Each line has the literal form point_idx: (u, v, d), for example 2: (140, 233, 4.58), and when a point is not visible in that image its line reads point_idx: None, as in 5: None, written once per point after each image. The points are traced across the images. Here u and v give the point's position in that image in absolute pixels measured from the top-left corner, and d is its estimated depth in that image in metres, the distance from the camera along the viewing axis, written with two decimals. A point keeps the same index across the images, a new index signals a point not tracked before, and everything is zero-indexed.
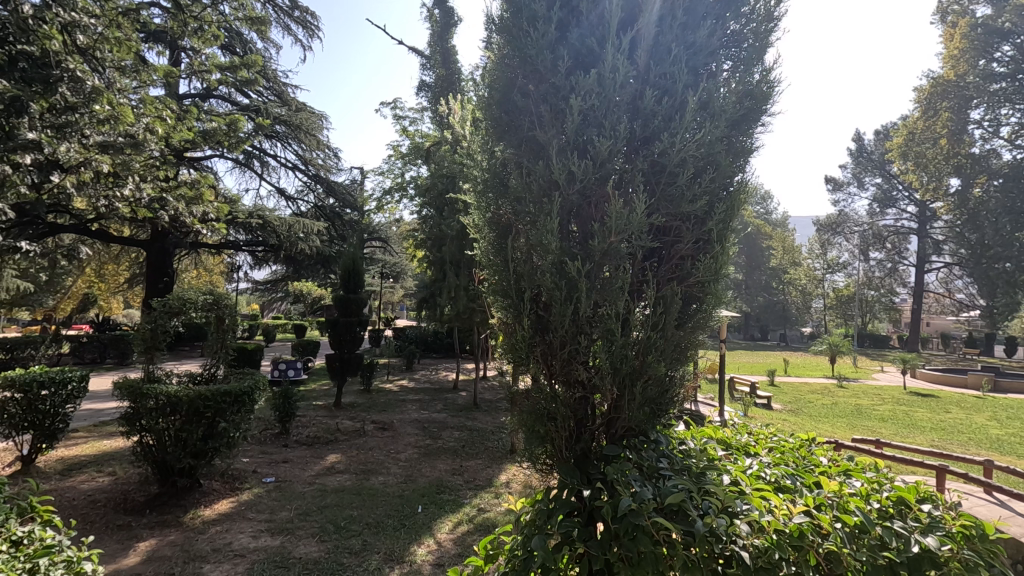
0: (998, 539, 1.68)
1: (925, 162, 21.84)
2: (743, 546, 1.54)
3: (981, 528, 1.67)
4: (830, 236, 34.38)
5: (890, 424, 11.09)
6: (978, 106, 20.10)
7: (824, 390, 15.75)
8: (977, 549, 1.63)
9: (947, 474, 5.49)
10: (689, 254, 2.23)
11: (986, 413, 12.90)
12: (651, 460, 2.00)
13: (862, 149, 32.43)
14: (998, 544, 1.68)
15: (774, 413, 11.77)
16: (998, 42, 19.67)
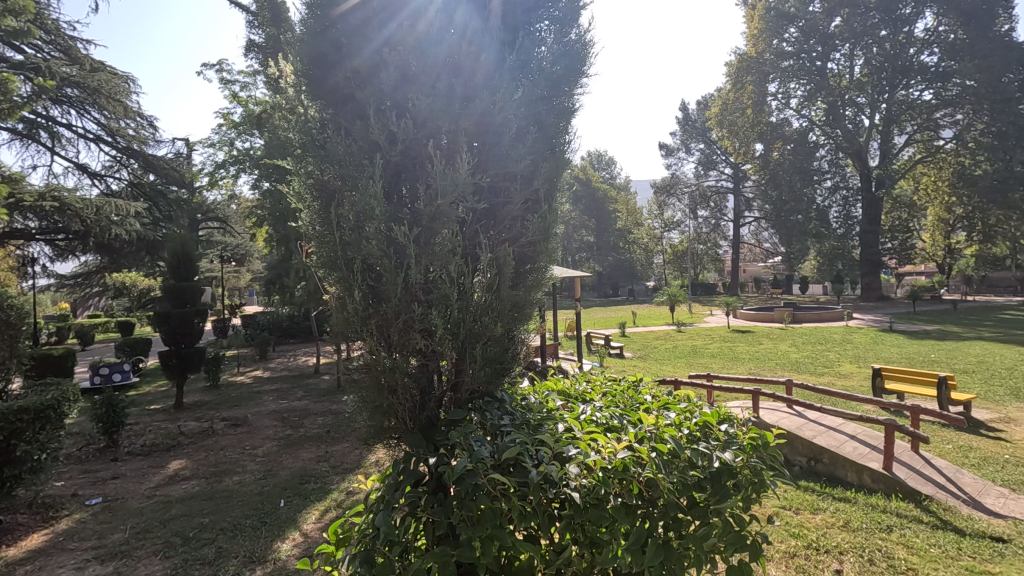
0: (779, 445, 2.00)
1: (736, 129, 24.98)
2: (574, 487, 1.64)
3: (764, 439, 1.94)
4: (665, 198, 38.07)
5: (718, 359, 12.82)
6: (774, 80, 23.31)
7: (666, 335, 17.68)
8: (762, 455, 1.91)
9: (760, 395, 6.55)
10: (519, 215, 2.27)
11: (788, 341, 15.51)
12: (494, 419, 2.05)
13: (687, 118, 36.35)
14: (778, 449, 2.02)
15: (626, 360, 12.97)
16: (785, 24, 22.94)
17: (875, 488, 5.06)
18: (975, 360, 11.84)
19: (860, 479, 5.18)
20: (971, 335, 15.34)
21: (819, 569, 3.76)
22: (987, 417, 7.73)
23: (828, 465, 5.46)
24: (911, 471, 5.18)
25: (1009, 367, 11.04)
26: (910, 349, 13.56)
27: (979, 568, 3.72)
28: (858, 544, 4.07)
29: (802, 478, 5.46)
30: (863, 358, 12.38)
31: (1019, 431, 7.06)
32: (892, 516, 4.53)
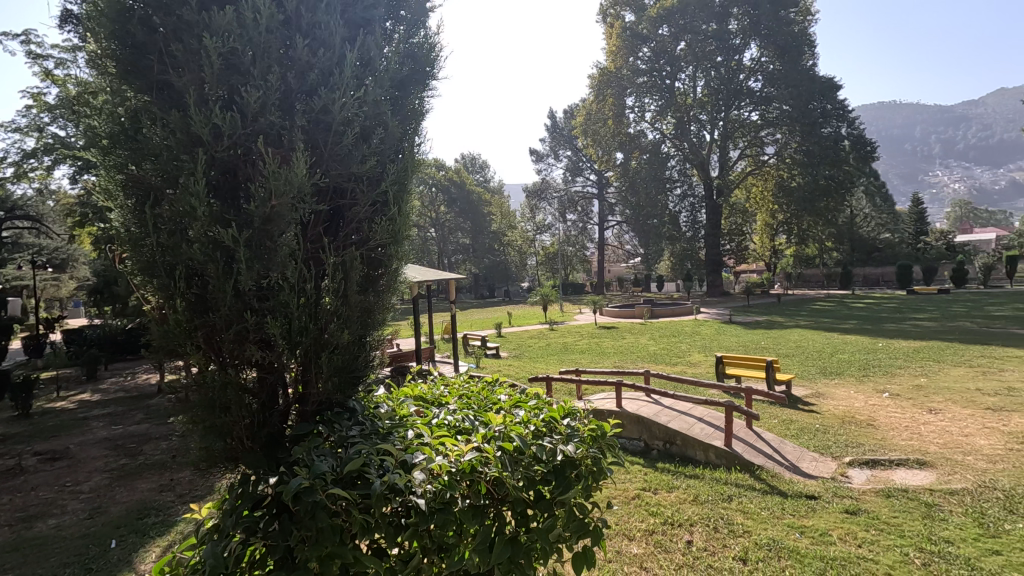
0: (616, 434, 2.16)
1: (599, 138, 26.69)
2: (419, 494, 1.62)
3: (603, 428, 2.07)
4: (536, 202, 39.55)
5: (586, 355, 13.56)
6: (630, 94, 25.48)
7: (539, 334, 18.33)
8: (601, 444, 2.04)
9: (622, 387, 7.00)
10: (366, 218, 2.22)
11: (647, 335, 16.87)
12: (343, 430, 1.96)
13: (555, 125, 38.25)
14: (615, 435, 2.18)
15: (501, 360, 13.24)
16: (639, 44, 25.22)
17: (719, 463, 5.67)
18: (794, 345, 13.81)
19: (706, 457, 5.76)
20: (792, 324, 17.89)
21: (674, 543, 4.14)
22: (803, 393, 9.04)
23: (680, 446, 6.00)
24: (746, 446, 5.89)
25: (818, 349, 13.05)
26: (745, 337, 15.50)
27: (798, 523, 4.34)
28: (705, 515, 4.54)
29: (659, 460, 5.94)
30: (709, 348, 13.86)
31: (826, 403, 8.35)
32: (732, 486, 5.12)
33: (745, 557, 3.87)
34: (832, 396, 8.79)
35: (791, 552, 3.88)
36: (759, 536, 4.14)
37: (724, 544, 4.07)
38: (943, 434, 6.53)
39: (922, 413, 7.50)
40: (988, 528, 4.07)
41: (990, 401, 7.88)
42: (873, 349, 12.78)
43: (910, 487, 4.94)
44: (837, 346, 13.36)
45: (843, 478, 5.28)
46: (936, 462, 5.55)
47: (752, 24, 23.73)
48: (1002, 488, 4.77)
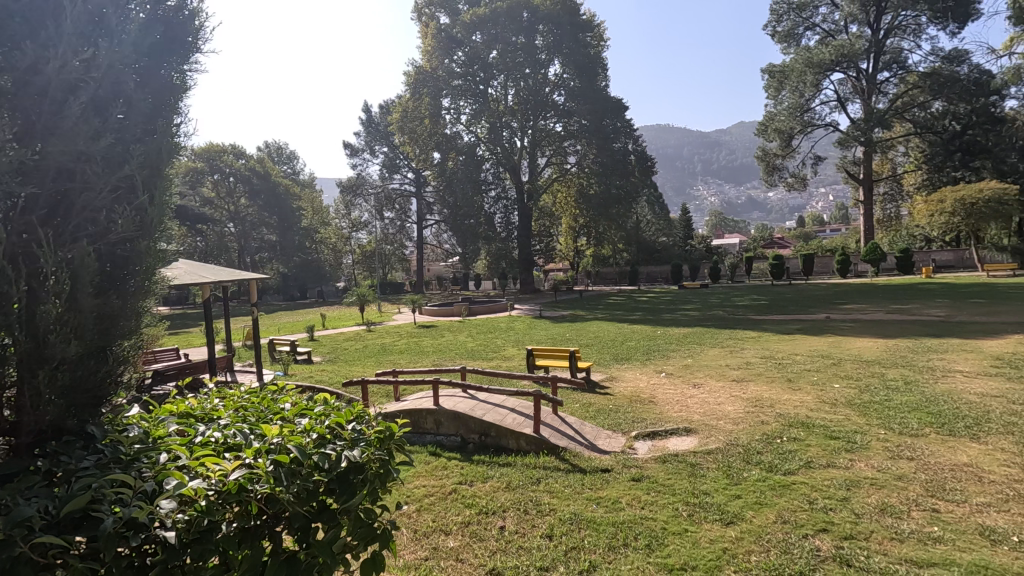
0: (405, 433, 2.16)
1: (416, 137, 26.60)
2: (169, 526, 1.42)
3: (391, 430, 2.05)
4: (351, 198, 37.97)
5: (405, 355, 13.41)
6: (446, 95, 26.16)
7: (355, 336, 17.62)
8: (388, 447, 2.02)
9: (439, 385, 6.98)
10: None
11: (465, 332, 17.32)
12: (71, 462, 1.62)
13: (371, 120, 37.46)
14: (404, 435, 2.18)
15: (312, 365, 12.39)
16: (453, 47, 26.00)
17: (529, 448, 5.98)
18: (593, 336, 15.43)
19: (518, 444, 6.02)
20: (591, 316, 19.97)
21: (487, 530, 4.30)
22: (600, 378, 10.13)
23: (495, 437, 6.18)
24: (553, 430, 6.36)
25: (612, 338, 14.77)
26: (553, 330, 16.85)
27: (595, 495, 4.82)
28: (516, 500, 4.79)
29: (475, 452, 6.09)
30: (521, 342, 14.75)
31: (618, 385, 9.47)
32: (540, 469, 5.49)
33: (550, 533, 4.18)
34: (622, 378, 10.00)
35: (588, 523, 4.29)
36: (562, 512, 4.50)
37: (533, 524, 4.35)
38: (703, 403, 7.86)
39: (688, 388, 8.94)
40: (733, 477, 5.00)
41: (735, 373, 9.74)
42: (653, 335, 14.90)
43: (680, 451, 5.83)
44: (626, 335, 15.28)
45: (630, 450, 6.02)
46: (698, 428, 6.64)
47: (555, 42, 25.79)
48: (742, 444, 5.90)
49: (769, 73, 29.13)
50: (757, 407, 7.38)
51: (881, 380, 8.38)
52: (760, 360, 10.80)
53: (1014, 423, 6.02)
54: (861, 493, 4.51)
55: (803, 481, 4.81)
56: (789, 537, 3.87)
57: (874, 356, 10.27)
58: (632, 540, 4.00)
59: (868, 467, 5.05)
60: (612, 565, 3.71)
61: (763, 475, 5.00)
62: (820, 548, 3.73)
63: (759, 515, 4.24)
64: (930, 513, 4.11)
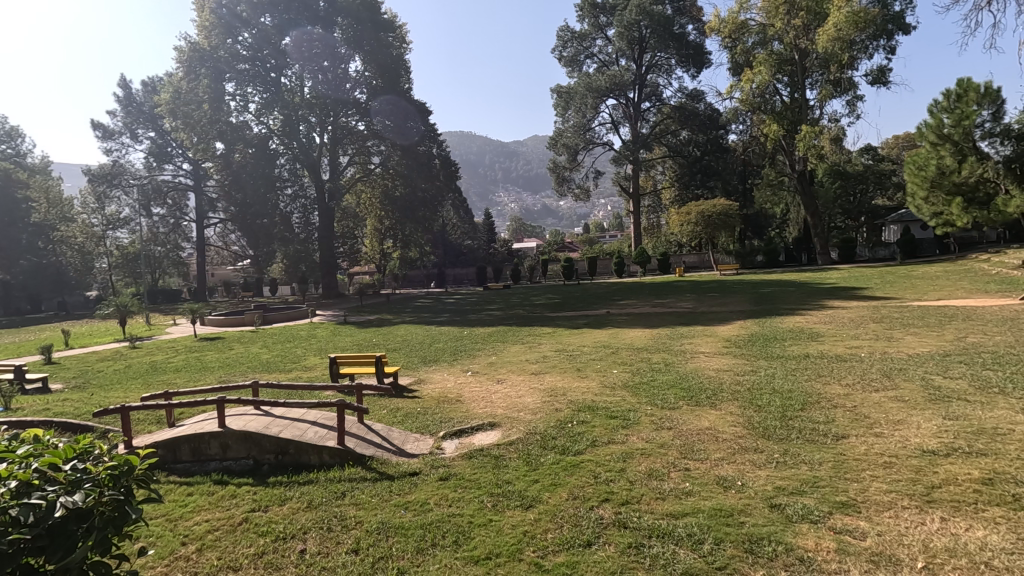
0: (147, 468, 1.89)
1: (191, 123, 23.08)
2: None
3: (128, 462, 1.77)
4: (106, 189, 31.35)
5: (181, 373, 11.61)
6: (230, 79, 23.65)
7: (114, 355, 14.68)
8: (124, 484, 1.74)
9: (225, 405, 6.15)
10: None
11: (258, 343, 15.69)
12: None
13: (131, 98, 31.97)
14: (148, 469, 1.90)
15: (51, 395, 9.98)
16: (238, 27, 23.84)
17: (332, 462, 5.64)
18: (401, 339, 15.28)
19: (320, 459, 5.63)
20: (399, 320, 19.77)
21: (285, 558, 3.93)
22: (409, 381, 10.07)
23: (294, 454, 5.68)
24: (358, 440, 6.08)
25: (420, 341, 14.79)
26: (359, 336, 16.25)
27: (402, 500, 4.74)
28: (318, 518, 4.47)
29: (270, 474, 5.52)
30: (324, 350, 13.90)
31: (427, 387, 9.49)
32: (345, 482, 5.21)
33: (356, 548, 3.99)
34: (431, 380, 10.06)
35: (397, 530, 4.21)
36: (369, 523, 4.34)
37: (337, 541, 4.10)
38: (505, 398, 8.31)
39: (492, 384, 9.40)
40: (531, 463, 5.37)
41: (534, 367, 10.50)
42: (460, 336, 15.29)
43: (484, 446, 6.07)
44: (433, 337, 15.43)
45: (438, 451, 6.05)
46: (502, 421, 7.01)
47: (354, 37, 24.94)
48: (539, 431, 6.38)
49: (557, 93, 32.13)
50: (552, 396, 8.07)
51: (649, 364, 9.85)
52: (555, 352, 11.87)
53: (737, 390, 7.60)
54: (634, 463, 5.21)
55: (589, 459, 5.39)
56: (580, 511, 4.30)
57: (643, 344, 12.04)
58: (441, 539, 4.03)
59: (639, 439, 5.88)
60: (419, 568, 3.70)
61: (556, 458, 5.46)
62: (602, 516, 4.22)
63: (554, 495, 4.62)
64: (683, 472, 4.94)
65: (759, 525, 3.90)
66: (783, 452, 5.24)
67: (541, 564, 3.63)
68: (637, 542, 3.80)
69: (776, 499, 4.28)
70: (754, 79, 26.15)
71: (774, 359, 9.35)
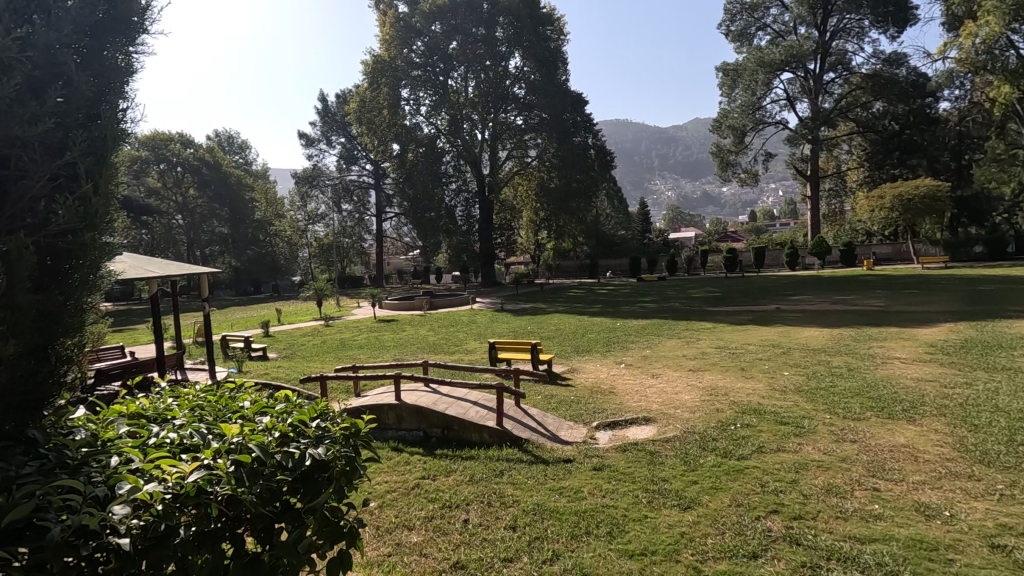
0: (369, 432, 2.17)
1: (375, 128, 26.09)
2: (126, 534, 1.36)
3: (357, 426, 2.06)
4: (308, 189, 36.72)
5: (365, 349, 13.23)
6: (406, 86, 25.96)
7: (313, 331, 17.24)
8: (355, 444, 2.01)
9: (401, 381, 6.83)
10: (43, 195, 1.88)
11: (426, 326, 17.25)
12: (13, 469, 1.51)
13: (327, 109, 36.70)
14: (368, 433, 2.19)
15: (269, 362, 12.08)
16: (413, 37, 25.99)
17: (491, 441, 5.98)
18: (554, 328, 15.61)
19: (481, 437, 6.00)
20: (551, 309, 20.17)
21: (451, 524, 4.28)
22: (563, 369, 10.27)
23: (457, 431, 6.15)
24: (515, 423, 6.35)
25: (573, 331, 14.95)
26: (515, 323, 16.97)
27: (556, 485, 4.87)
28: (480, 492, 4.78)
29: (437, 446, 6.03)
30: (483, 335, 14.76)
31: (579, 377, 9.58)
32: (503, 461, 5.49)
33: (514, 525, 4.19)
34: (583, 370, 10.13)
35: (551, 513, 4.33)
36: (525, 503, 4.52)
37: (497, 516, 4.35)
38: (660, 393, 8.06)
39: (647, 377, 9.16)
40: (689, 463, 5.14)
41: (691, 363, 10.03)
42: (613, 327, 15.16)
43: (638, 440, 5.95)
44: (586, 327, 15.50)
45: (592, 441, 6.09)
46: (657, 417, 6.80)
47: (515, 35, 25.78)
48: (698, 431, 6.07)
49: (722, 71, 29.93)
50: (712, 395, 7.63)
51: (827, 368, 8.78)
52: (715, 349, 11.18)
53: (945, 405, 6.44)
54: (809, 475, 4.72)
55: (756, 465, 5.00)
56: (743, 520, 4.02)
57: (821, 344, 10.79)
58: (594, 529, 4.06)
59: (815, 450, 5.29)
60: (574, 554, 3.75)
61: (718, 461, 5.16)
62: (771, 528, 3.89)
63: (715, 499, 4.38)
64: (871, 491, 4.35)
65: (974, 567, 3.29)
66: (1009, 483, 4.34)
67: (700, 568, 3.48)
68: (812, 561, 3.45)
69: (999, 538, 3.57)
70: (977, 33, 21.53)
71: (997, 371, 7.75)
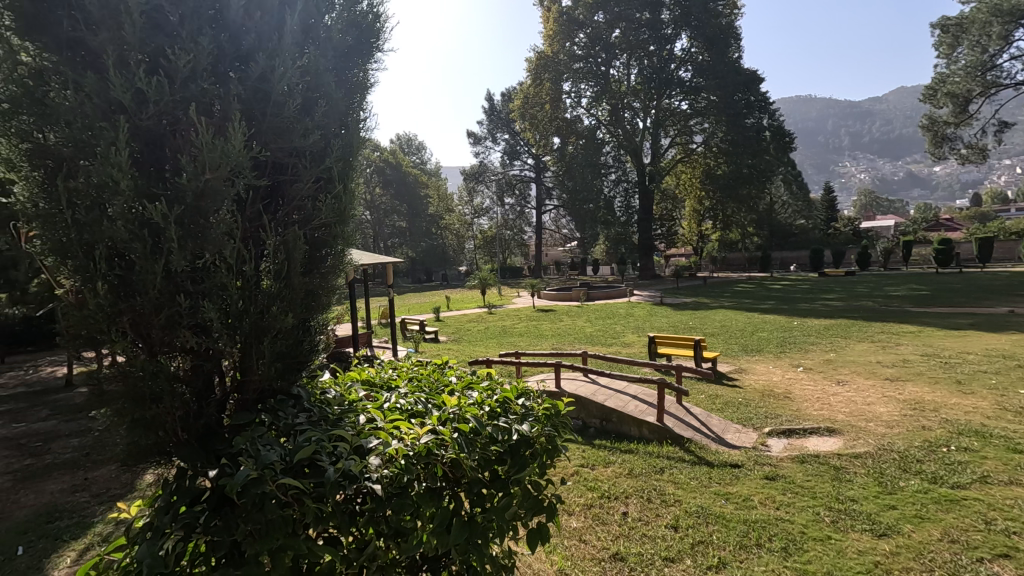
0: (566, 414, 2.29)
1: (537, 123, 27.15)
2: (375, 479, 1.59)
3: (556, 407, 2.18)
4: (474, 184, 39.07)
5: (525, 337, 13.79)
6: (567, 79, 26.18)
7: (478, 318, 18.42)
8: (555, 423, 2.14)
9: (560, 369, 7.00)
10: (310, 194, 2.17)
11: (584, 317, 17.38)
12: (289, 419, 1.87)
13: (493, 108, 38.46)
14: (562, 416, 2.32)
15: (440, 344, 13.22)
16: (575, 30, 26.02)
17: (651, 437, 5.86)
18: (720, 324, 14.65)
19: (640, 432, 5.93)
20: (716, 304, 18.95)
21: (611, 515, 4.27)
22: (730, 369, 9.61)
23: (616, 423, 6.15)
24: (677, 420, 6.13)
25: (741, 328, 13.89)
26: (676, 317, 16.29)
27: (723, 490, 4.59)
28: (639, 487, 4.71)
29: (596, 436, 6.09)
30: (642, 329, 14.43)
31: (749, 378, 8.88)
32: (664, 459, 5.33)
33: (676, 525, 4.04)
34: (754, 371, 9.37)
35: (718, 518, 4.09)
36: (688, 505, 4.34)
37: (657, 513, 4.24)
38: (847, 403, 7.14)
39: (831, 384, 8.17)
40: (886, 485, 4.49)
41: (889, 371, 8.70)
42: (789, 326, 13.76)
43: (820, 452, 5.35)
44: (757, 325, 14.29)
45: (764, 447, 5.62)
46: (844, 429, 6.03)
47: (682, 15, 24.48)
48: (898, 450, 5.27)
49: (942, 26, 25.35)
50: (916, 411, 6.55)
51: None
52: (921, 357, 9.55)
53: None
54: None
55: (978, 498, 4.19)
56: (958, 559, 3.42)
57: None
58: (767, 541, 3.75)
59: None
60: (744, 565, 3.50)
61: (924, 487, 4.43)
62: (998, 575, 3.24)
63: (920, 530, 3.77)
64: None
65: None
66: None
67: None
68: None
69: None
70: None
71: None
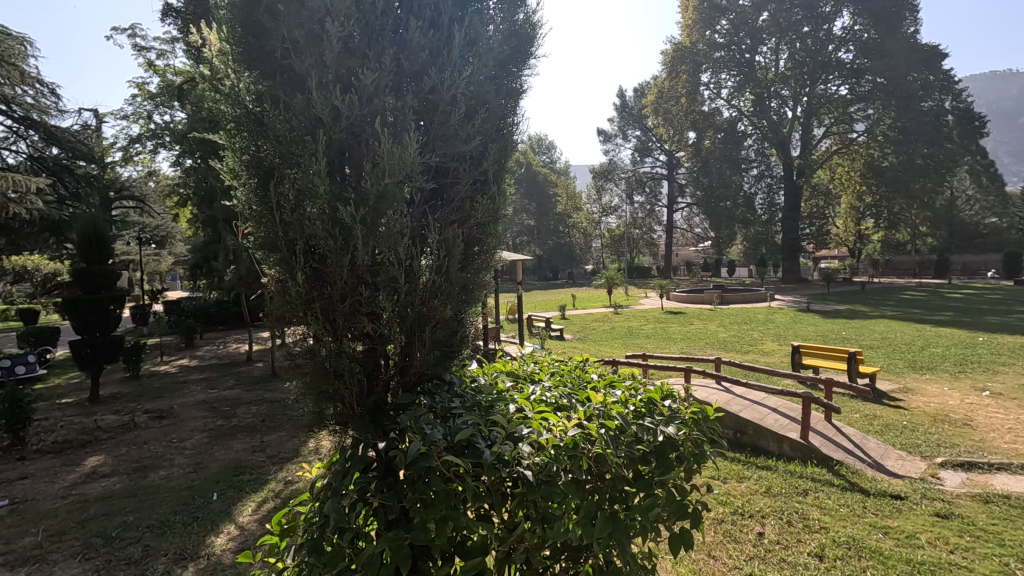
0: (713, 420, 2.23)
1: (670, 118, 25.57)
2: (526, 466, 1.68)
3: (704, 413, 2.12)
4: (603, 182, 38.58)
5: (653, 340, 13.36)
6: (706, 70, 24.70)
7: (604, 318, 18.19)
8: (702, 428, 2.09)
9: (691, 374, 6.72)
10: (468, 195, 2.33)
11: (717, 321, 16.39)
12: (445, 402, 2.03)
13: (625, 104, 37.60)
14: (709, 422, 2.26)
15: (565, 342, 13.29)
16: (717, 16, 24.24)
17: (794, 455, 5.41)
18: (880, 337, 12.96)
19: (780, 448, 5.51)
20: (875, 314, 16.78)
21: (745, 533, 4.00)
22: (891, 387, 8.48)
23: (752, 436, 5.76)
24: (825, 440, 5.56)
25: (907, 342, 12.16)
26: (825, 326, 14.72)
27: (881, 522, 4.08)
28: (778, 508, 4.36)
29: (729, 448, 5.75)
30: (784, 337, 13.26)
31: (917, 399, 7.75)
32: (808, 480, 4.87)
33: (821, 554, 3.68)
34: (923, 391, 8.17)
35: (873, 553, 3.65)
36: (836, 533, 3.93)
37: (799, 539, 3.89)
38: None
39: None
40: None
41: None
42: (971, 343, 11.76)
43: (1012, 493, 4.52)
44: (928, 339, 12.41)
45: (934, 480, 4.90)
46: None
47: None
48: None
49: None
50: None
51: None
52: None
53: None
54: None
55: None
56: None
57: None
58: None
59: None
60: None
61: None
62: None
63: None
64: None
65: None
66: None
67: None
68: None
69: None
70: None
71: None
